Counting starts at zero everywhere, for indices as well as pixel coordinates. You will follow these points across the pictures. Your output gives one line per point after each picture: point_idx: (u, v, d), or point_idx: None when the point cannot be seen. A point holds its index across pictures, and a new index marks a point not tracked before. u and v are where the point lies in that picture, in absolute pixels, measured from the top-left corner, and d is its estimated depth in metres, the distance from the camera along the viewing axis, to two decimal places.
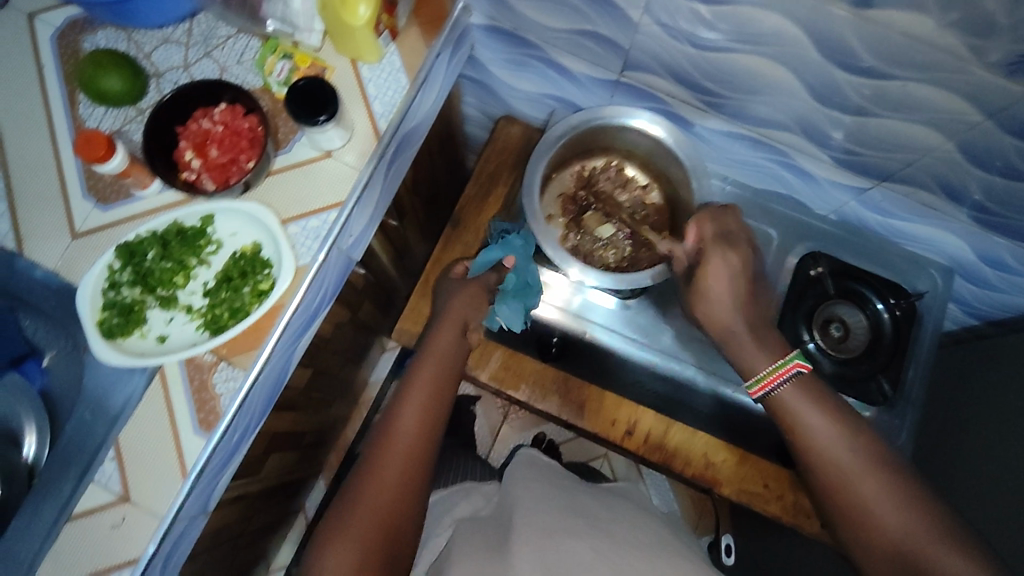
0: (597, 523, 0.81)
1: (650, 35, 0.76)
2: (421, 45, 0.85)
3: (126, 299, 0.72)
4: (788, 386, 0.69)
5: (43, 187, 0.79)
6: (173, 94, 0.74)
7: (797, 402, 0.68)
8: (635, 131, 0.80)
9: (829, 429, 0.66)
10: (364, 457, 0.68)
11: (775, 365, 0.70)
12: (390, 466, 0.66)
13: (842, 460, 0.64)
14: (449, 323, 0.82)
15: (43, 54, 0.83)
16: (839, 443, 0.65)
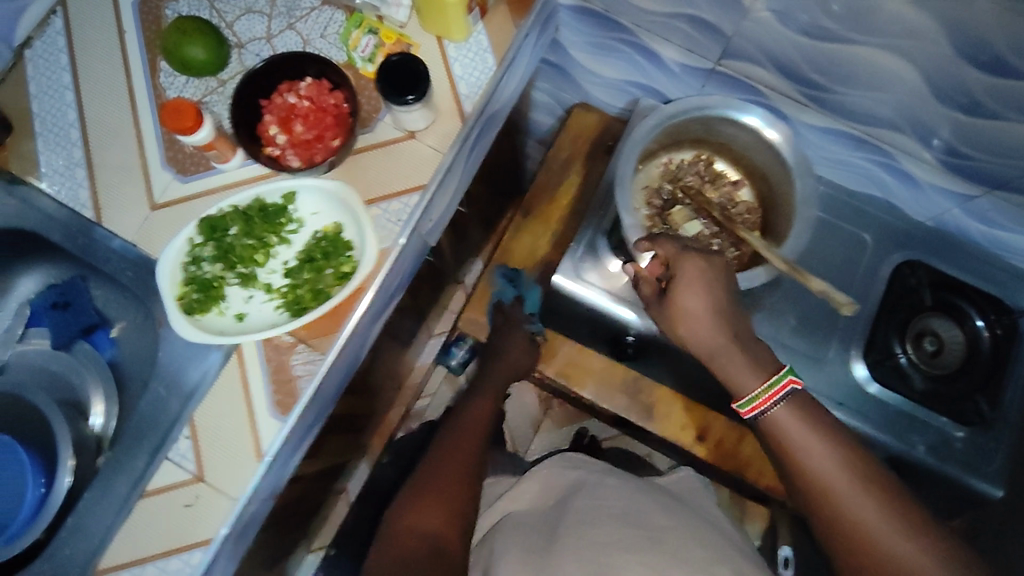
0: (649, 527, 0.73)
1: (759, 22, 0.70)
2: (510, 24, 0.80)
3: (206, 275, 0.71)
4: (784, 407, 0.63)
5: (119, 155, 0.76)
6: (259, 65, 0.71)
7: (793, 426, 0.63)
8: (740, 126, 0.75)
9: (833, 458, 0.61)
10: (418, 476, 0.70)
11: (768, 384, 0.64)
12: (447, 481, 0.68)
13: (851, 489, 0.59)
14: (505, 364, 0.88)
15: (124, 18, 0.80)
16: (846, 475, 0.60)
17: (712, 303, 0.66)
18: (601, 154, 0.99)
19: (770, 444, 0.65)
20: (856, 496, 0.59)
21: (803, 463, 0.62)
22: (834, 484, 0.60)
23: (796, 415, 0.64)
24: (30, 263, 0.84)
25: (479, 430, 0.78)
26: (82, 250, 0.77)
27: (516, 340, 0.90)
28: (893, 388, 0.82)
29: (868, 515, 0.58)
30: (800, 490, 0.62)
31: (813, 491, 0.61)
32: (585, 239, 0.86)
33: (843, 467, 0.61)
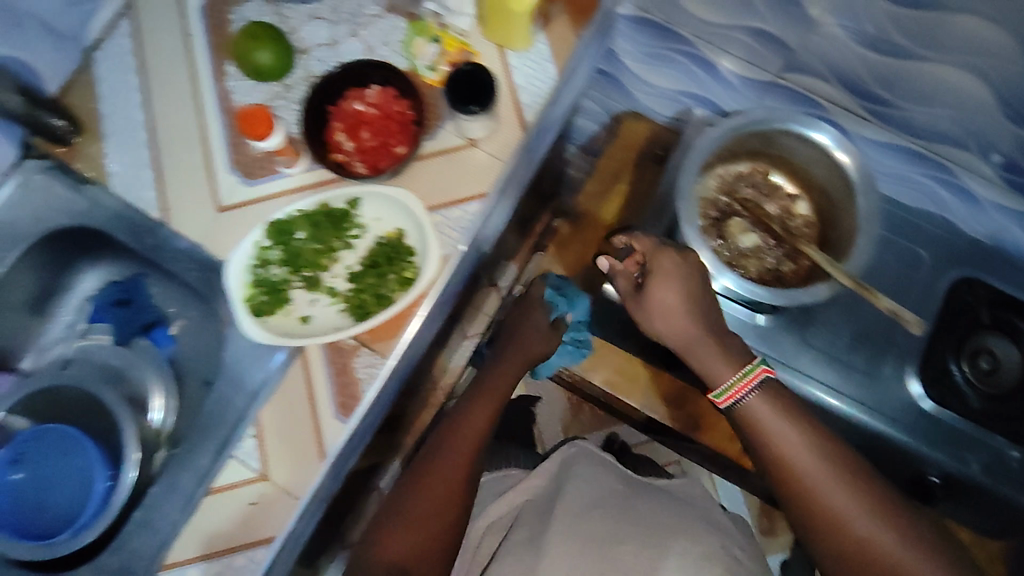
0: (648, 521, 0.80)
1: (827, 36, 0.71)
2: (570, 33, 0.80)
3: (273, 278, 0.73)
4: (756, 396, 0.70)
5: (186, 157, 0.77)
6: (329, 74, 0.73)
7: (769, 415, 0.69)
8: (806, 140, 0.75)
9: (802, 447, 0.68)
10: (421, 467, 0.78)
11: (742, 374, 0.70)
12: (449, 474, 0.76)
13: (819, 470, 0.67)
14: (522, 353, 0.92)
15: (191, 23, 0.81)
16: (815, 465, 0.67)
17: (687, 296, 0.70)
18: (651, 163, 0.99)
19: (744, 429, 0.71)
20: (823, 475, 0.67)
21: (780, 449, 0.68)
22: (806, 467, 0.68)
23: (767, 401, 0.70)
24: (94, 259, 0.86)
25: (487, 412, 0.84)
26: (148, 250, 0.78)
27: (536, 323, 0.94)
28: (949, 405, 0.81)
29: (832, 499, 0.67)
30: (772, 476, 0.70)
31: (784, 477, 0.69)
32: None
33: (813, 457, 0.68)
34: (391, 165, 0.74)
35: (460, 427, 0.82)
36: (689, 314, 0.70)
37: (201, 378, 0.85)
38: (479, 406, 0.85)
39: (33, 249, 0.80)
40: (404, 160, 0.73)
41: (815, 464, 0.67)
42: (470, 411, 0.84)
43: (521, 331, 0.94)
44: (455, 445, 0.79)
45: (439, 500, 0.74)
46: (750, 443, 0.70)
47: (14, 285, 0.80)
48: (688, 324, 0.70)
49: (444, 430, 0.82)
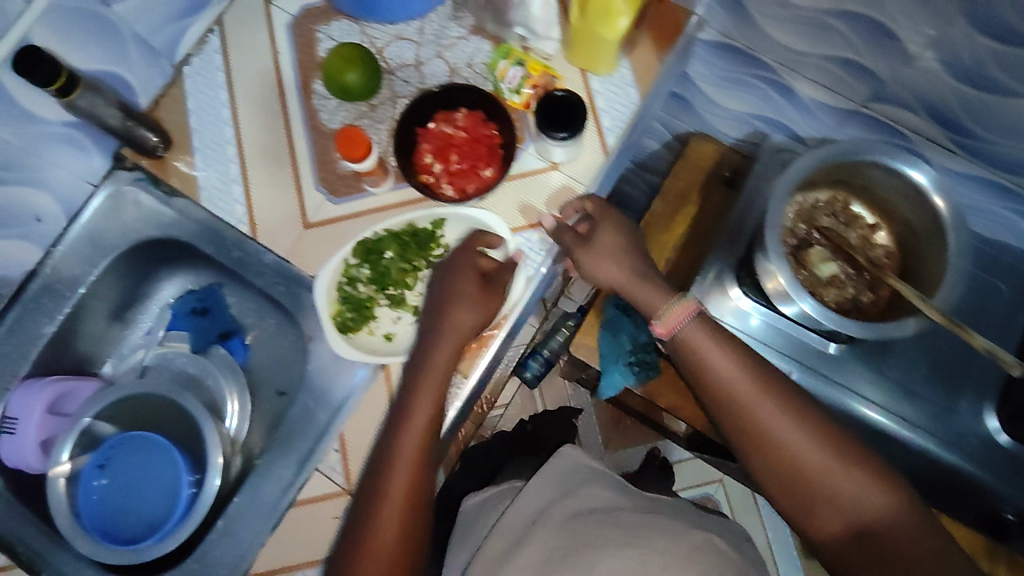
0: (618, 523, 0.70)
1: (922, 70, 0.71)
2: (654, 58, 0.80)
3: (360, 295, 0.74)
4: (692, 324, 0.66)
5: (275, 174, 0.79)
6: (420, 97, 0.74)
7: (701, 341, 0.66)
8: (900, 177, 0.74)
9: (731, 367, 0.65)
10: (376, 458, 0.67)
11: (672, 307, 0.67)
12: (402, 472, 0.65)
13: (749, 390, 0.64)
14: (455, 333, 0.68)
15: (278, 40, 0.81)
16: (744, 384, 0.64)
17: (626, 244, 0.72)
18: (720, 185, 0.99)
19: (677, 358, 0.68)
20: (755, 396, 0.64)
21: (709, 377, 0.65)
22: (735, 392, 0.64)
23: (701, 332, 0.66)
24: (175, 268, 0.88)
25: (428, 408, 0.66)
26: (232, 262, 0.80)
27: (478, 296, 0.69)
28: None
29: (767, 421, 0.63)
30: (707, 402, 0.67)
31: (717, 402, 0.65)
32: (709, 276, 0.87)
33: (742, 375, 0.65)
34: (477, 188, 0.76)
35: (402, 425, 0.66)
36: (627, 262, 0.70)
37: (274, 387, 0.86)
38: (416, 399, 0.67)
39: (118, 260, 0.81)
40: (490, 184, 0.75)
41: (744, 381, 0.64)
42: (410, 401, 0.67)
43: (445, 309, 0.68)
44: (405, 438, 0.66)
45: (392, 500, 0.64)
46: (681, 369, 0.68)
47: (101, 292, 0.82)
48: (625, 271, 0.70)
49: (388, 430, 0.67)
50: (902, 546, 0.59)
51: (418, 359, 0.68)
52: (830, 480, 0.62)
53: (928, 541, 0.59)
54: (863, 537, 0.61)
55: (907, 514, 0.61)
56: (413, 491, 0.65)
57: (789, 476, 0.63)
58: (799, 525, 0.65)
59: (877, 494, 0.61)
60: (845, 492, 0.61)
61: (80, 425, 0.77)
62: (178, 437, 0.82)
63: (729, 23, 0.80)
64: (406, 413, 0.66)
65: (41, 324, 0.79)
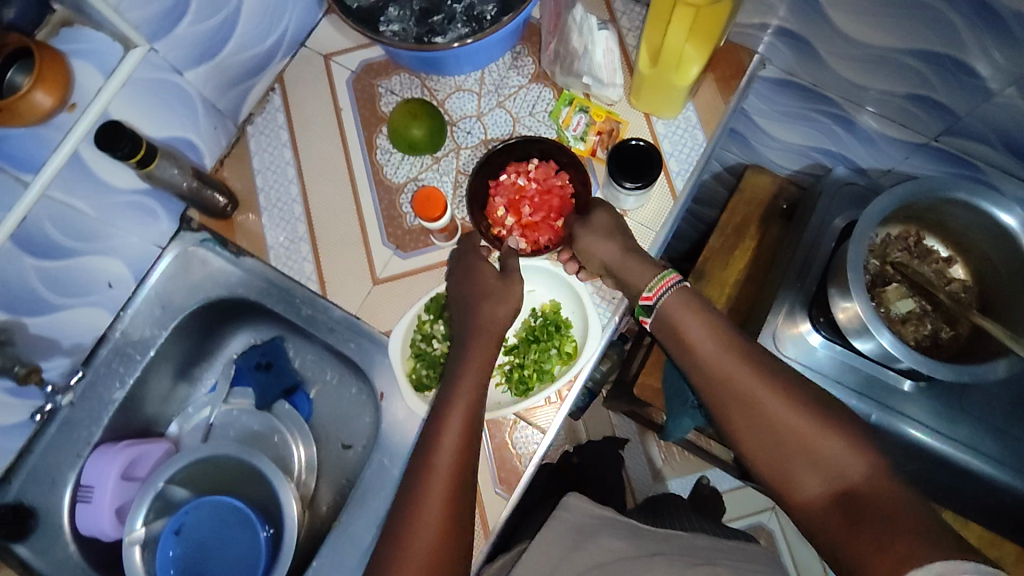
0: None
1: (1002, 105, 0.70)
2: (718, 100, 0.82)
3: (435, 353, 0.73)
4: (674, 294, 0.65)
5: (343, 230, 0.79)
6: (492, 153, 0.75)
7: (680, 307, 0.64)
8: (981, 214, 0.73)
9: (707, 329, 0.63)
10: (412, 464, 0.64)
11: (658, 277, 0.66)
12: (444, 475, 0.61)
13: (725, 355, 0.61)
14: (491, 333, 0.67)
15: (341, 97, 0.83)
16: (718, 346, 0.62)
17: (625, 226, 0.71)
18: (777, 217, 0.99)
19: (660, 329, 0.66)
20: (730, 360, 0.61)
21: (688, 340, 0.63)
22: (713, 356, 0.62)
23: (685, 303, 0.65)
24: (239, 325, 0.88)
25: (465, 409, 0.64)
26: (301, 320, 0.79)
27: (511, 289, 0.69)
28: None
29: (745, 383, 0.60)
30: (684, 366, 0.64)
31: (692, 365, 0.63)
32: (781, 311, 0.86)
33: (717, 339, 0.62)
34: (550, 238, 0.75)
35: (443, 427, 0.63)
36: (620, 237, 0.69)
37: (339, 441, 0.85)
38: (453, 402, 0.64)
39: (184, 323, 0.81)
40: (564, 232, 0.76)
41: (723, 345, 0.62)
42: (448, 400, 0.64)
43: (481, 304, 0.68)
44: (444, 436, 0.63)
45: (432, 509, 0.59)
46: (661, 336, 0.66)
47: (168, 353, 0.82)
48: (618, 245, 0.68)
49: (430, 426, 0.64)
50: (896, 516, 0.51)
51: (456, 358, 0.67)
52: (808, 441, 0.57)
53: (924, 516, 0.51)
54: (849, 508, 0.54)
55: (895, 485, 0.54)
56: (456, 497, 0.61)
57: (766, 440, 0.58)
58: (781, 499, 0.59)
59: (860, 461, 0.55)
60: (824, 454, 0.56)
61: (153, 490, 0.76)
62: (251, 498, 0.81)
63: (791, 60, 0.81)
64: (442, 413, 0.64)
65: (112, 388, 0.79)
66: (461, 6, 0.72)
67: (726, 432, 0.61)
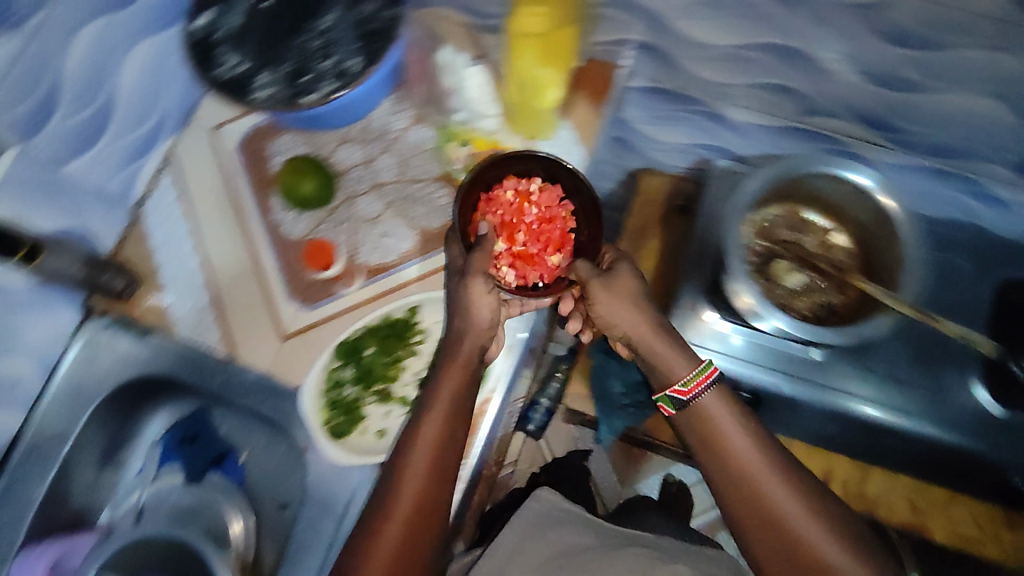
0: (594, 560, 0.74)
1: (843, 82, 0.74)
2: (592, 115, 0.84)
3: (347, 398, 0.74)
4: (712, 393, 0.68)
5: (246, 293, 0.81)
6: (492, 164, 0.75)
7: (717, 412, 0.68)
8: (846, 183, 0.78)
9: (742, 438, 0.67)
10: (372, 511, 0.66)
11: (697, 372, 0.68)
12: (416, 487, 0.65)
13: (757, 464, 0.65)
14: (469, 337, 0.69)
15: (229, 164, 0.85)
16: (754, 457, 0.66)
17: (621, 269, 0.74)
18: (676, 215, 1.03)
19: (689, 429, 0.69)
20: (763, 470, 0.65)
21: (721, 446, 0.67)
22: (747, 464, 0.65)
23: (718, 404, 0.68)
24: (159, 401, 0.88)
25: (423, 464, 0.66)
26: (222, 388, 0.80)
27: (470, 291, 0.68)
28: (1014, 406, 0.82)
29: (773, 493, 0.64)
30: (712, 470, 0.67)
31: (720, 466, 0.67)
32: (684, 303, 0.90)
33: (751, 449, 0.66)
34: (540, 275, 0.75)
35: (401, 480, 0.65)
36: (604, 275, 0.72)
37: (274, 501, 0.85)
38: (410, 459, 0.66)
39: (100, 408, 0.81)
40: (557, 273, 0.76)
41: (756, 456, 0.66)
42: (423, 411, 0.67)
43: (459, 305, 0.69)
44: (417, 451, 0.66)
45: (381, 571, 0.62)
46: (690, 433, 0.69)
47: (88, 442, 0.82)
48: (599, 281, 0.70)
49: (390, 477, 0.66)
50: None
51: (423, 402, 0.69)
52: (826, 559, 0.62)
53: None
54: None
55: None
56: (419, 519, 0.65)
57: (776, 539, 0.64)
58: None
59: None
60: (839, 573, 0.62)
61: None
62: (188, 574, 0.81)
63: (656, 71, 0.85)
64: (403, 469, 0.66)
65: (32, 488, 0.78)
66: (330, 63, 0.73)
67: (746, 541, 0.65)
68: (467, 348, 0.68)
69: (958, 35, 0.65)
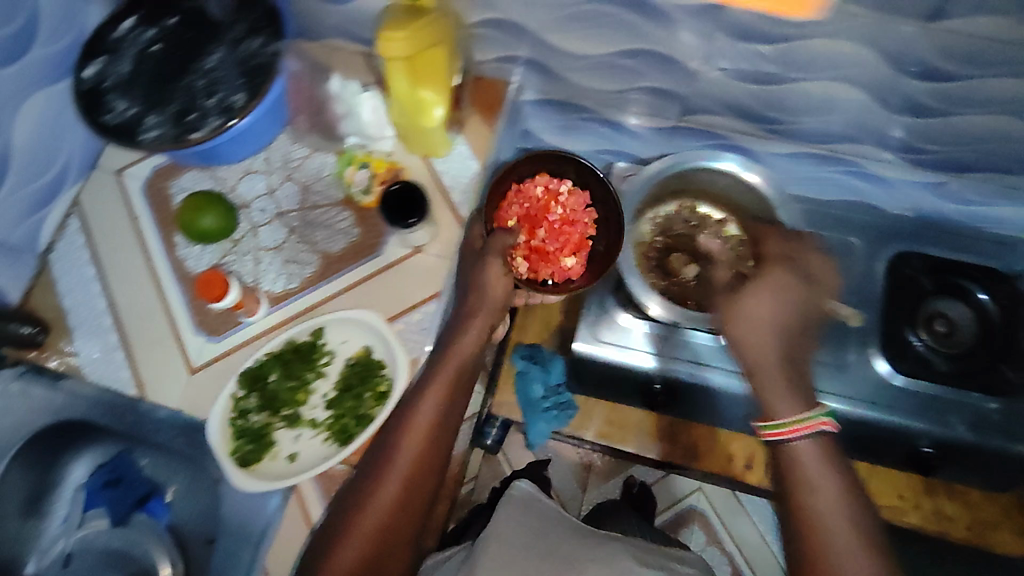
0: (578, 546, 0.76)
1: (711, 81, 0.77)
2: (486, 128, 0.87)
3: (255, 425, 0.75)
4: (811, 442, 0.63)
5: (154, 330, 0.82)
6: (529, 159, 0.83)
7: (815, 458, 0.62)
8: (721, 172, 0.85)
9: (837, 495, 0.61)
10: (354, 485, 0.67)
11: (797, 418, 0.63)
12: (403, 466, 0.66)
13: (837, 516, 0.60)
14: (480, 317, 0.72)
15: (136, 206, 0.87)
16: (840, 515, 0.60)
17: (772, 297, 0.70)
18: None
19: (781, 468, 0.64)
20: (843, 523, 0.59)
21: (807, 490, 0.61)
22: (826, 517, 0.60)
23: (821, 452, 0.63)
24: (83, 446, 0.89)
25: (411, 446, 0.66)
26: (142, 419, 0.82)
27: (488, 269, 0.73)
28: (920, 376, 0.85)
29: (846, 552, 0.58)
30: (790, 516, 0.62)
31: (803, 512, 0.61)
32: (593, 306, 0.91)
33: (837, 492, 0.61)
34: (551, 272, 0.82)
35: (387, 461, 0.66)
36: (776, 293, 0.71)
37: (200, 538, 0.86)
38: (400, 438, 0.67)
39: (17, 454, 0.83)
40: (566, 273, 0.81)
41: (843, 515, 0.60)
42: (418, 389, 0.68)
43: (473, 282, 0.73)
44: (407, 430, 0.67)
45: (354, 543, 0.64)
46: (781, 474, 0.64)
47: (7, 493, 0.82)
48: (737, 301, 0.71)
49: (377, 454, 0.67)
50: None
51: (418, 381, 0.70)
52: None
53: None
54: None
55: None
56: (401, 501, 0.66)
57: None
58: None
59: None
60: None
61: None
62: None
63: (543, 83, 0.88)
64: (392, 449, 0.66)
65: None
66: (213, 100, 0.75)
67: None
68: (475, 325, 0.72)
69: (813, 26, 0.65)
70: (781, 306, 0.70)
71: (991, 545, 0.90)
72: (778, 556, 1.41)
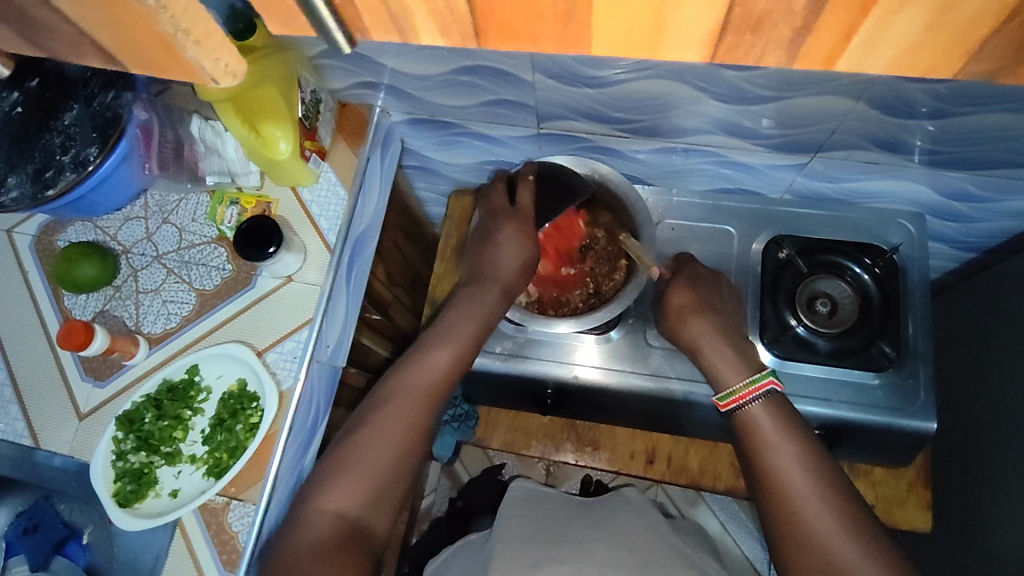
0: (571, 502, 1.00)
1: (550, 88, 0.78)
2: (350, 156, 0.89)
3: (134, 465, 0.78)
4: (762, 403, 0.70)
5: (45, 380, 0.85)
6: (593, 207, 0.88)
7: (765, 420, 0.70)
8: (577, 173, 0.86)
9: (791, 443, 0.68)
10: (381, 398, 0.74)
11: (750, 381, 0.72)
12: (431, 383, 0.75)
13: (793, 465, 0.66)
14: (498, 277, 0.81)
15: (25, 261, 0.90)
16: (799, 461, 0.67)
17: (700, 300, 0.79)
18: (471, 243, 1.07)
19: (741, 433, 0.71)
20: (796, 470, 0.66)
21: (763, 448, 0.68)
22: (781, 468, 0.67)
23: (769, 411, 0.70)
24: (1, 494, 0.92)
25: (440, 371, 0.75)
26: (42, 466, 0.86)
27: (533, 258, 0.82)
28: (800, 358, 0.84)
29: (799, 495, 0.65)
30: (756, 467, 0.69)
31: (761, 466, 0.68)
32: None
33: (790, 445, 0.68)
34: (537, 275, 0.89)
35: (414, 381, 0.75)
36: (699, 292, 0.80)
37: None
38: (428, 359, 0.76)
39: None
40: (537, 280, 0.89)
41: (796, 462, 0.67)
42: (440, 331, 0.78)
43: (496, 254, 0.81)
44: (419, 379, 0.75)
45: (388, 441, 0.71)
46: (743, 434, 0.71)
47: None
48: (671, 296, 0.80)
49: (402, 375, 0.75)
50: None
51: (447, 320, 0.79)
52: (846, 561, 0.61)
53: None
54: None
55: None
56: (425, 413, 0.74)
57: (787, 525, 0.64)
58: None
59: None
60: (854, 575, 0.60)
61: None
62: None
63: (404, 105, 0.90)
64: (416, 371, 0.75)
65: None
66: (67, 156, 0.74)
67: (779, 539, 0.65)
68: (490, 293, 0.81)
69: None
70: (716, 301, 0.79)
71: (886, 518, 0.97)
72: (741, 547, 1.37)
